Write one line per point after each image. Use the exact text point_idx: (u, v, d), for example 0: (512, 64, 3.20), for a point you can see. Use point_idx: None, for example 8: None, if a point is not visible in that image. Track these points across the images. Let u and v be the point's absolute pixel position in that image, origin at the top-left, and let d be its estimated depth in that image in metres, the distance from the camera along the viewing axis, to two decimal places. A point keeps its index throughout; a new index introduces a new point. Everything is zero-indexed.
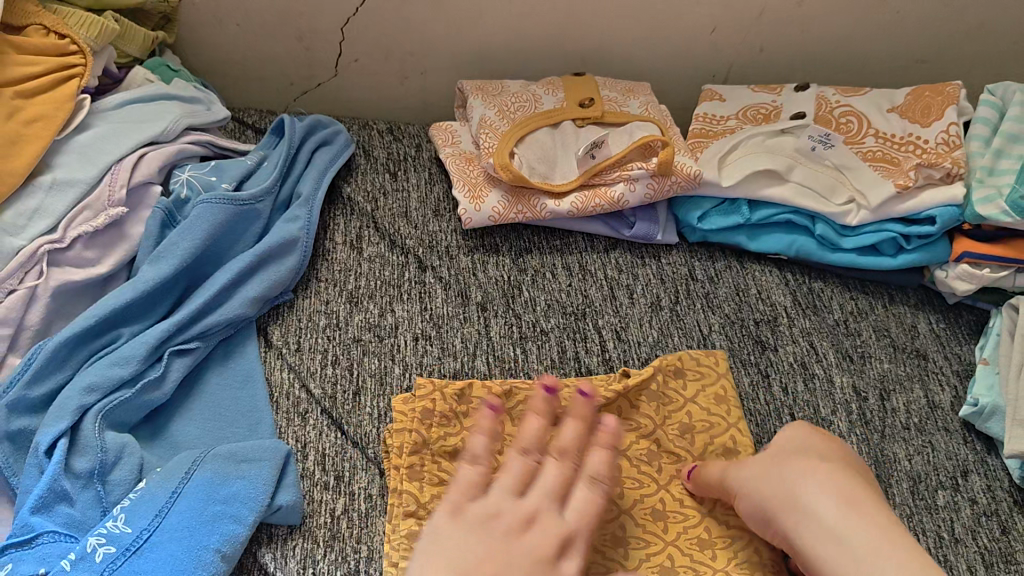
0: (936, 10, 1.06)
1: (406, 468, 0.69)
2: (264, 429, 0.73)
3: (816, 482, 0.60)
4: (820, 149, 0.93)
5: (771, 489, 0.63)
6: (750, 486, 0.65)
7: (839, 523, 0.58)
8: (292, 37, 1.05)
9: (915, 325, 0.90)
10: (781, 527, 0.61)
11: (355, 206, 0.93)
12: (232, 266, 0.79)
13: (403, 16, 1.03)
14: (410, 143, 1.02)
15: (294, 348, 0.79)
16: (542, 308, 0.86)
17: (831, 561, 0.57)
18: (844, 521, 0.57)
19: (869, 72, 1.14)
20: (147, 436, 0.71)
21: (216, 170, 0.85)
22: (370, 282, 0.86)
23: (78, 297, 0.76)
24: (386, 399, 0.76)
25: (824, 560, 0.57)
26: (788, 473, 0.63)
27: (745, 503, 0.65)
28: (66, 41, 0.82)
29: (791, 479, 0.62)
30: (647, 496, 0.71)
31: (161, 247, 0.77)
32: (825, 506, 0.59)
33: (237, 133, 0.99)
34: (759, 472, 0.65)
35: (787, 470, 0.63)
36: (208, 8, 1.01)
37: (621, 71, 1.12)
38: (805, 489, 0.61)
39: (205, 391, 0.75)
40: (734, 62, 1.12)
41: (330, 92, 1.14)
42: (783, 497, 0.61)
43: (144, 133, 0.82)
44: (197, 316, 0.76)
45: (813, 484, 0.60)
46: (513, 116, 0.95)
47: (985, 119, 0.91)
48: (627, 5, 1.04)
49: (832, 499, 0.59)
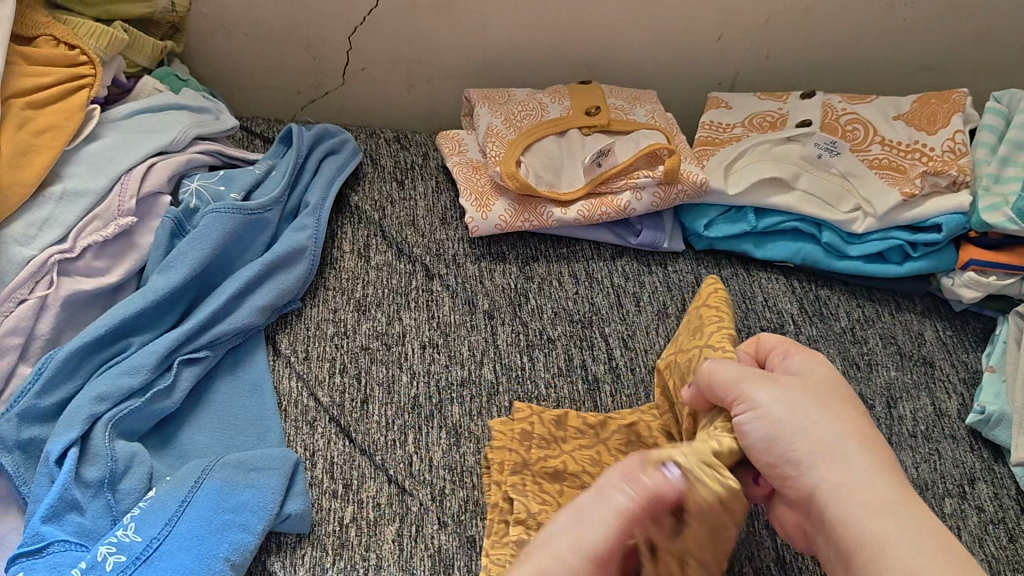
0: (942, 18, 1.06)
1: (509, 483, 0.68)
2: (273, 438, 0.73)
3: (867, 453, 0.55)
4: (826, 156, 0.93)
5: (819, 428, 0.56)
6: (777, 413, 0.56)
7: (898, 502, 0.54)
8: (300, 46, 1.06)
9: (921, 332, 0.90)
10: (805, 477, 0.55)
11: (362, 215, 0.93)
12: (240, 276, 0.80)
13: (409, 26, 1.04)
14: (416, 152, 1.03)
15: (302, 356, 0.80)
16: (548, 316, 0.86)
17: (884, 538, 0.51)
18: (896, 497, 0.54)
19: (875, 79, 1.14)
20: (157, 444, 0.71)
21: (224, 179, 0.85)
22: (377, 290, 0.86)
23: (88, 307, 0.76)
24: (394, 408, 0.77)
25: (873, 531, 0.52)
26: (834, 423, 0.56)
27: (761, 428, 0.55)
28: (76, 51, 0.83)
29: (842, 433, 0.56)
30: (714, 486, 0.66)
31: (171, 256, 0.77)
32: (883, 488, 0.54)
33: (245, 142, 1.00)
34: (792, 405, 0.57)
35: (837, 421, 0.57)
36: (216, 18, 1.01)
37: (627, 78, 1.13)
38: (854, 454, 0.55)
39: (214, 399, 0.75)
40: (740, 70, 1.12)
41: (336, 100, 1.14)
42: (828, 446, 0.55)
43: (152, 143, 0.83)
44: (205, 325, 0.77)
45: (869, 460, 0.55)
46: (519, 124, 0.96)
47: (991, 127, 0.91)
48: (633, 13, 1.04)
49: (887, 478, 0.55)
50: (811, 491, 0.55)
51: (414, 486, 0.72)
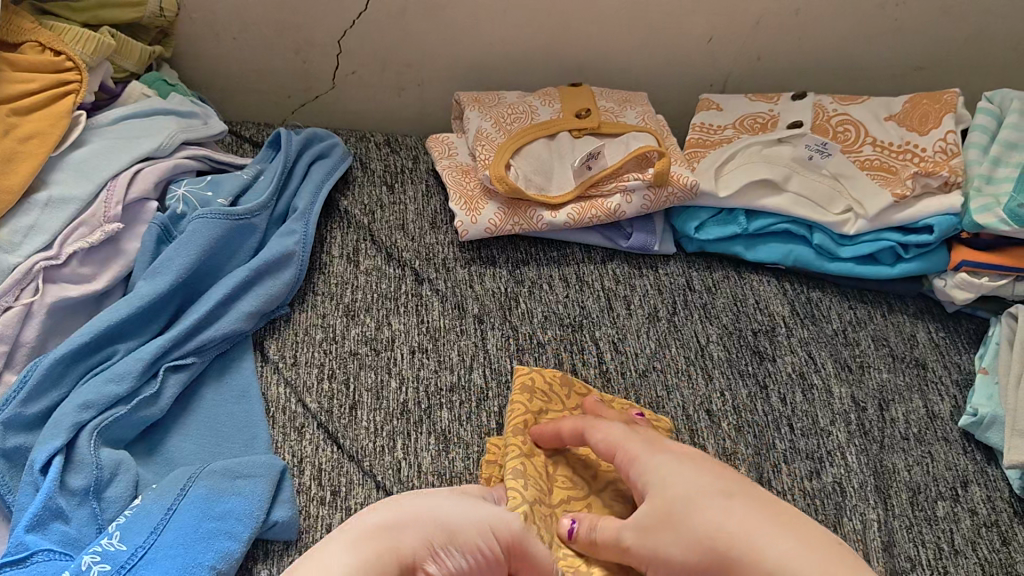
0: (934, 18, 1.06)
1: None
2: (260, 445, 0.73)
3: (758, 520, 0.56)
4: (817, 158, 0.92)
5: (696, 531, 0.57)
6: (652, 541, 0.58)
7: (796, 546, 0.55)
8: (290, 50, 1.06)
9: (914, 334, 0.90)
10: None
11: (351, 219, 0.93)
12: (227, 282, 0.79)
13: (400, 29, 1.03)
14: (407, 156, 1.02)
15: (290, 362, 0.79)
16: (539, 320, 0.86)
17: None
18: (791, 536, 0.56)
19: (868, 80, 1.14)
20: (144, 452, 0.71)
21: (212, 184, 0.85)
22: (366, 295, 0.86)
23: (75, 314, 0.76)
24: (382, 413, 0.76)
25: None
26: (711, 511, 0.57)
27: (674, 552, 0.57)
28: (62, 57, 0.82)
29: (719, 518, 0.57)
30: None
31: (158, 262, 0.77)
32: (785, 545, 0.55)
33: (234, 146, 0.99)
34: (663, 516, 0.59)
35: (704, 520, 0.57)
36: (205, 23, 1.01)
37: (618, 80, 1.12)
38: (743, 527, 0.56)
39: (200, 405, 0.75)
40: (731, 72, 1.12)
41: (327, 104, 1.14)
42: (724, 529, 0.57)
43: (139, 148, 0.82)
44: (192, 332, 0.76)
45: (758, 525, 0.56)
46: (509, 127, 0.95)
47: (983, 127, 0.91)
48: (624, 15, 1.04)
49: (783, 533, 0.56)
50: None
51: (403, 492, 0.71)
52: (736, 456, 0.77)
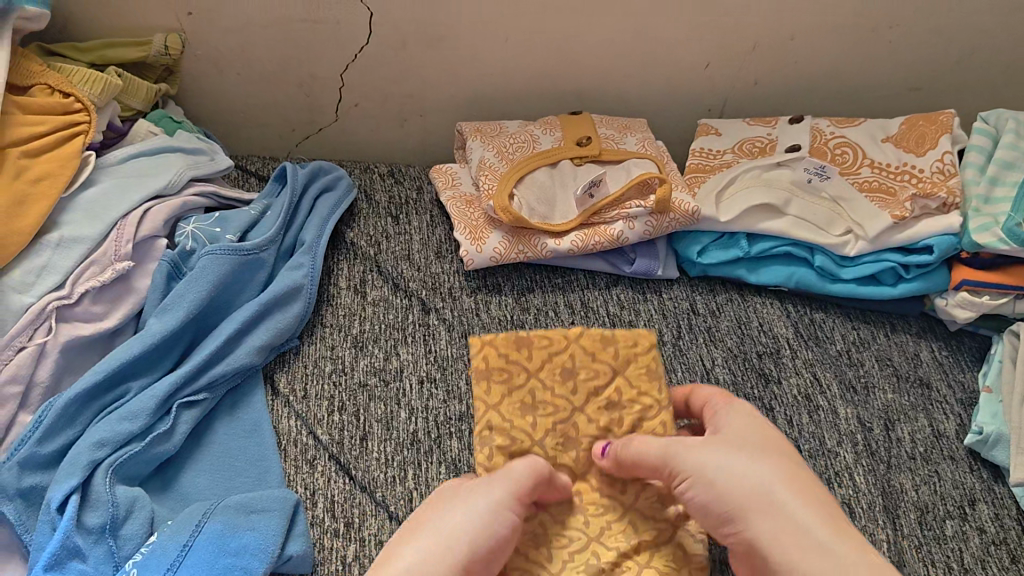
0: (927, 39, 1.07)
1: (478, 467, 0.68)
2: (273, 478, 0.74)
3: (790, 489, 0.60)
4: (816, 181, 0.93)
5: (741, 476, 0.61)
6: (713, 475, 0.61)
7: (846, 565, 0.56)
8: (293, 84, 1.07)
9: (917, 353, 0.91)
10: (745, 529, 0.60)
11: (359, 251, 0.93)
12: (237, 316, 0.80)
13: (400, 60, 1.05)
14: (411, 186, 1.02)
15: (300, 395, 0.80)
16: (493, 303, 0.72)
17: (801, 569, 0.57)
18: (837, 544, 0.57)
19: (864, 102, 1.15)
20: (158, 489, 0.72)
21: (220, 220, 0.85)
22: (374, 325, 0.86)
23: (88, 352, 0.77)
24: (393, 444, 0.78)
25: (808, 573, 0.56)
26: (756, 464, 0.61)
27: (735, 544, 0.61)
28: (70, 99, 0.84)
29: (764, 472, 0.61)
30: (602, 388, 0.69)
31: (169, 299, 0.78)
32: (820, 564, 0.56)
33: (241, 181, 1.01)
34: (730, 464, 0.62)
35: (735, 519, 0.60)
36: (209, 60, 1.03)
37: (618, 107, 1.14)
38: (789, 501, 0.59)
39: (213, 441, 0.76)
40: (729, 96, 1.13)
41: (331, 137, 1.15)
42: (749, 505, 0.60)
43: (148, 187, 0.83)
44: (202, 367, 0.77)
45: (790, 543, 0.58)
46: (511, 157, 0.96)
47: (979, 147, 0.92)
48: (620, 42, 1.05)
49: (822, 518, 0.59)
50: (751, 542, 0.60)
51: None
52: None
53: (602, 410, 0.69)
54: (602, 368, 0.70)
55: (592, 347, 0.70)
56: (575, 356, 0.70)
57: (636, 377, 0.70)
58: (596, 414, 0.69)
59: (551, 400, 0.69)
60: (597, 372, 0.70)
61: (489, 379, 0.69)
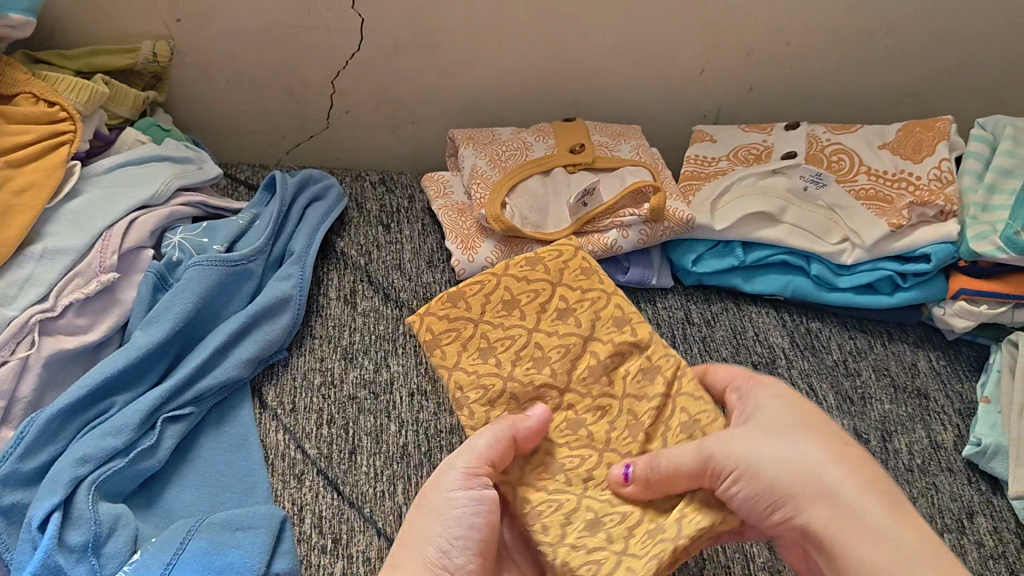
0: (924, 44, 1.06)
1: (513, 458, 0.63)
2: (260, 493, 0.73)
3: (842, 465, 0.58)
4: (811, 188, 0.92)
5: (789, 463, 0.58)
6: (756, 463, 0.57)
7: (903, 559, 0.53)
8: (283, 91, 1.06)
9: (915, 363, 0.89)
10: (801, 515, 0.57)
11: (348, 261, 0.92)
12: (223, 328, 0.78)
13: (392, 66, 1.04)
14: (402, 194, 1.01)
15: (288, 409, 0.79)
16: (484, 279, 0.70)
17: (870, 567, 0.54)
18: (898, 530, 0.55)
19: (860, 109, 1.14)
20: (143, 505, 0.70)
21: (207, 230, 0.84)
22: (364, 337, 0.85)
23: (72, 366, 0.75)
24: (382, 458, 0.76)
25: (868, 561, 0.54)
26: (799, 445, 0.59)
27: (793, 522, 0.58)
28: (55, 108, 0.83)
29: (807, 453, 0.58)
30: (545, 301, 0.68)
31: (154, 310, 0.76)
32: (872, 552, 0.54)
33: (230, 190, 0.99)
34: (769, 444, 0.59)
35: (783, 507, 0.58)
36: (198, 67, 1.02)
37: (612, 114, 1.12)
38: (840, 479, 0.57)
39: (200, 455, 0.74)
40: (724, 102, 1.12)
41: (322, 144, 1.14)
42: (803, 490, 0.57)
43: (134, 197, 0.82)
44: (188, 381, 0.75)
45: (847, 530, 0.56)
46: (504, 165, 0.95)
47: (976, 154, 0.91)
48: (614, 47, 1.04)
49: (880, 503, 0.56)
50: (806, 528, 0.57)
51: None
52: None
53: (558, 319, 0.67)
54: (543, 283, 0.69)
55: (576, 282, 0.69)
56: (510, 286, 0.69)
57: (574, 280, 0.69)
58: (561, 306, 0.68)
59: (510, 330, 0.67)
60: (537, 292, 0.69)
61: (496, 346, 0.67)
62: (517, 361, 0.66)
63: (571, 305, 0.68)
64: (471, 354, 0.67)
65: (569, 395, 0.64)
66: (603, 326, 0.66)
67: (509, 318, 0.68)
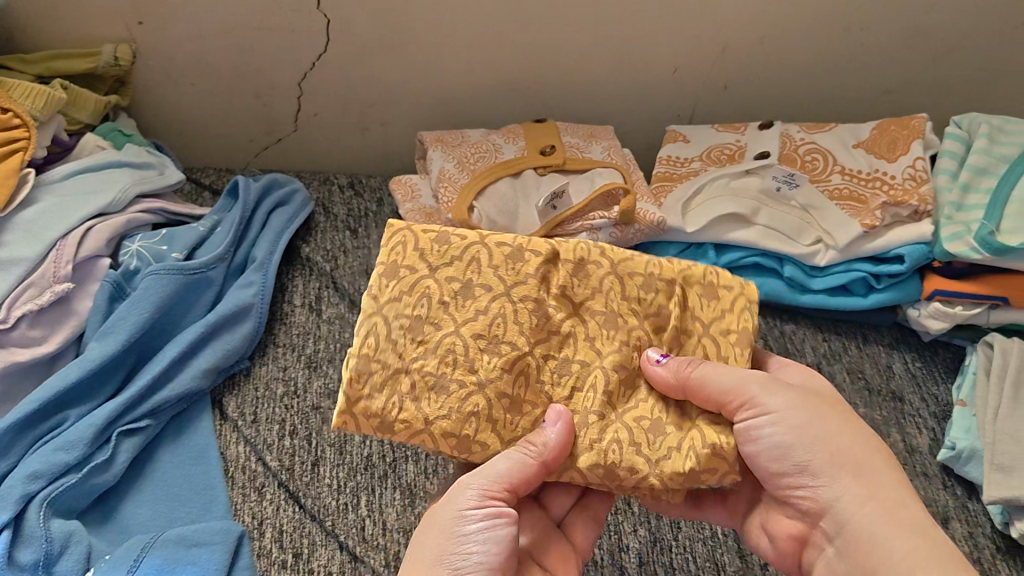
0: (900, 40, 1.05)
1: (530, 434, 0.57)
2: (219, 508, 0.71)
3: (875, 462, 0.60)
4: (785, 189, 0.90)
5: (830, 451, 0.60)
6: (790, 419, 0.60)
7: (934, 555, 0.55)
8: (249, 94, 1.04)
9: (890, 365, 0.88)
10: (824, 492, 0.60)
11: (313, 266, 0.90)
12: (182, 338, 0.77)
13: (360, 68, 1.03)
14: (371, 198, 0.99)
15: (250, 420, 0.77)
16: (365, 333, 0.57)
17: (898, 559, 0.56)
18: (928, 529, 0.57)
19: (837, 106, 1.13)
20: (97, 521, 0.69)
21: (167, 238, 0.82)
22: (329, 345, 0.83)
23: (25, 378, 0.74)
24: (345, 469, 0.75)
25: (893, 554, 0.56)
26: (837, 430, 0.61)
27: (807, 502, 0.61)
28: (10, 115, 0.80)
29: (845, 443, 0.61)
30: (480, 281, 0.58)
31: (109, 321, 0.75)
32: (898, 541, 0.56)
33: (195, 196, 0.98)
34: (806, 416, 0.61)
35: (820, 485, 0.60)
36: (162, 70, 1.00)
37: (585, 114, 1.11)
38: (877, 473, 0.60)
39: (157, 469, 0.73)
40: (698, 101, 1.10)
41: (290, 147, 1.12)
42: (836, 475, 0.59)
43: (90, 205, 0.80)
44: (145, 393, 0.74)
45: (875, 514, 0.58)
46: (473, 167, 0.94)
47: (952, 153, 0.89)
48: (585, 46, 1.03)
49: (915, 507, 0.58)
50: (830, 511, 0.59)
51: (368, 552, 0.69)
52: None
53: (509, 276, 0.59)
54: (457, 259, 0.59)
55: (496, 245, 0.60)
56: (434, 292, 0.58)
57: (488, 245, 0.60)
58: (497, 272, 0.59)
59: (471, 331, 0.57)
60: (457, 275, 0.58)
61: (450, 367, 0.56)
62: (478, 353, 0.56)
63: (501, 267, 0.59)
64: (430, 401, 0.56)
65: (539, 349, 0.58)
66: (510, 275, 0.59)
67: (428, 334, 0.57)
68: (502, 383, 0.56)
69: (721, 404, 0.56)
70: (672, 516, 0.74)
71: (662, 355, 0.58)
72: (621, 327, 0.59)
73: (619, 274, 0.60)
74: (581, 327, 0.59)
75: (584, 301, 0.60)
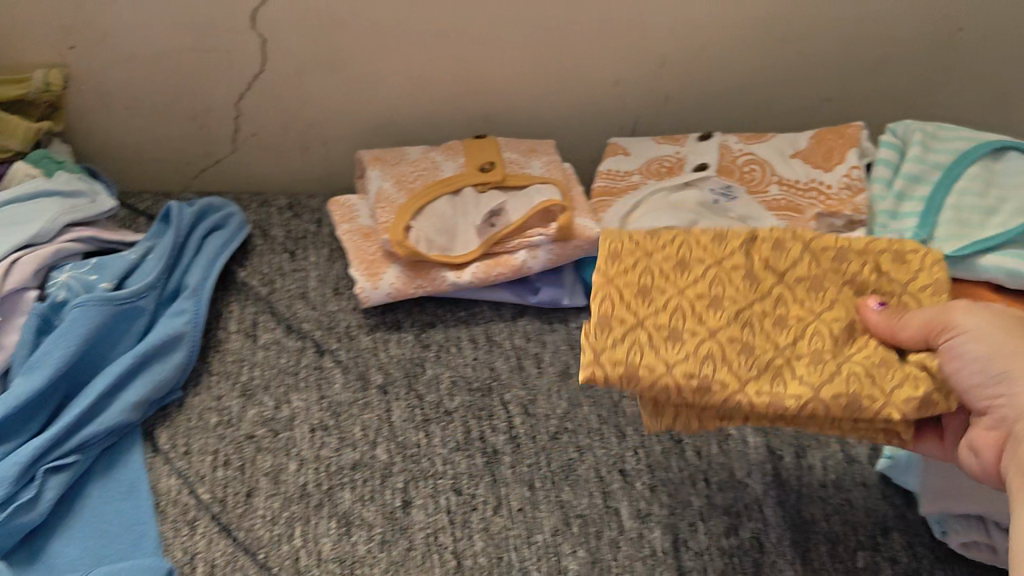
0: (838, 49, 1.05)
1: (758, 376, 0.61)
2: (149, 544, 0.70)
3: None
4: (722, 202, 0.91)
5: None
6: None
7: None
8: (186, 116, 1.03)
9: None
10: None
11: (250, 291, 0.89)
12: (110, 371, 0.75)
13: (297, 87, 1.02)
14: (310, 219, 0.98)
15: (182, 452, 0.76)
16: (600, 298, 0.65)
17: None
18: None
19: (779, 116, 1.13)
20: (23, 560, 0.67)
21: (96, 268, 0.81)
22: (265, 372, 0.83)
23: None
24: (280, 499, 0.74)
25: None
26: None
27: None
28: None
29: None
30: (663, 290, 0.65)
31: (35, 356, 0.73)
32: None
33: (130, 222, 0.96)
34: None
35: None
36: (95, 93, 0.99)
37: (527, 129, 1.10)
38: None
39: (86, 505, 0.72)
40: (641, 113, 1.10)
41: (231, 170, 1.11)
42: None
43: (16, 236, 0.79)
44: (73, 427, 0.72)
45: None
46: (411, 186, 0.93)
47: (888, 161, 0.89)
48: (523, 61, 1.02)
49: None
50: None
51: None
52: (650, 519, 0.76)
53: (673, 265, 0.67)
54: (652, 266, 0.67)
55: (659, 240, 0.68)
56: (620, 288, 0.66)
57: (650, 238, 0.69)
58: (659, 266, 0.67)
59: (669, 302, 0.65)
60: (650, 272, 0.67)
61: (681, 320, 0.64)
62: (688, 378, 0.61)
63: (665, 254, 0.67)
64: (665, 348, 0.62)
65: (721, 335, 0.63)
66: (642, 306, 0.65)
67: (656, 296, 0.65)
68: (729, 331, 0.63)
69: (925, 338, 0.61)
70: (611, 536, 0.74)
71: (879, 302, 0.64)
72: (791, 324, 0.64)
73: (745, 248, 0.67)
74: (751, 329, 0.64)
75: (791, 270, 0.66)
